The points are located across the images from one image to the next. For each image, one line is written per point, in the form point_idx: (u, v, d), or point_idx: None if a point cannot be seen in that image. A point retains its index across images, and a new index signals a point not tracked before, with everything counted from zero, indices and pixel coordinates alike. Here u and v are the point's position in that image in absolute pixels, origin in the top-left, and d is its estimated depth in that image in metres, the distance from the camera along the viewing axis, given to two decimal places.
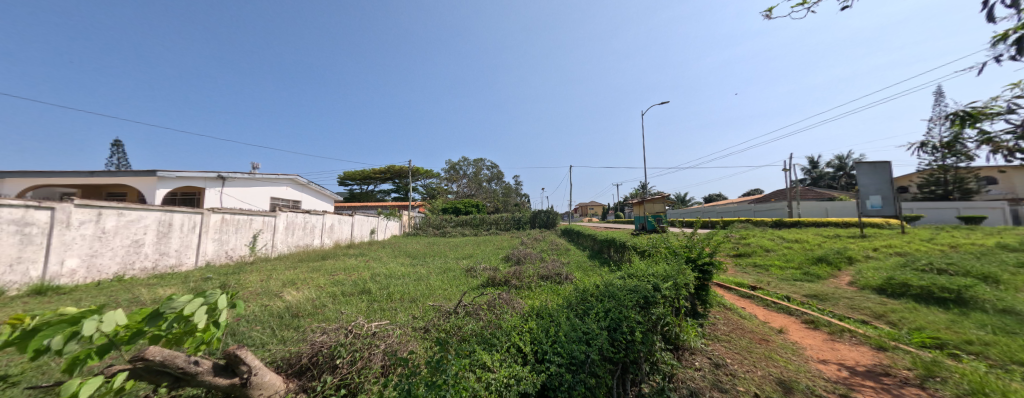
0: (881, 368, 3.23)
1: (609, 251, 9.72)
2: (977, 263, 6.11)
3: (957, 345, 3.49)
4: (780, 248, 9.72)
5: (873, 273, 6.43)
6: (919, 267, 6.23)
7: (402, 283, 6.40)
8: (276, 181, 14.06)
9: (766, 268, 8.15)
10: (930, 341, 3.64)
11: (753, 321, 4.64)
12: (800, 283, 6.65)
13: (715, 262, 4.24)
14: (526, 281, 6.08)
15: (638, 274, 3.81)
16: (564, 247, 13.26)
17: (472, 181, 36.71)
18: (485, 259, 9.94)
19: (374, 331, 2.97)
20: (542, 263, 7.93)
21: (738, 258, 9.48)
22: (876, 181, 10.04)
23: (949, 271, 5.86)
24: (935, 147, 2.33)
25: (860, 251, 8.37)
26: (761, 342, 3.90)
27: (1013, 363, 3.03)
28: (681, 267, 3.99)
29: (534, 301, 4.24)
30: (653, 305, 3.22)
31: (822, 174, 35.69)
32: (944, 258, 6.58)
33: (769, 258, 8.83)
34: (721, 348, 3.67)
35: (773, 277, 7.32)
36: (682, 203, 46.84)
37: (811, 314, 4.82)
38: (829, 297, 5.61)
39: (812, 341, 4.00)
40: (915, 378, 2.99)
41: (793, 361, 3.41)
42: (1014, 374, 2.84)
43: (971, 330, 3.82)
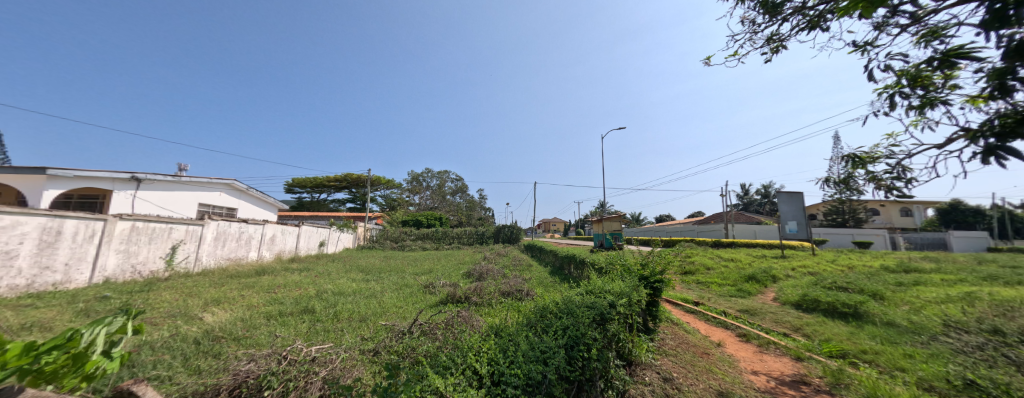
0: (800, 377, 3.61)
1: (569, 267, 9.97)
2: (869, 282, 7.20)
3: (856, 354, 4.05)
4: (719, 266, 10.65)
5: (792, 290, 7.29)
6: (827, 285, 7.18)
7: (351, 300, 5.92)
8: (208, 185, 12.55)
9: (708, 285, 8.87)
10: (836, 350, 4.18)
11: (696, 335, 4.97)
12: (734, 299, 7.33)
13: (665, 280, 4.51)
14: (487, 298, 5.97)
15: (594, 291, 3.90)
16: (526, 262, 13.32)
17: (435, 194, 35.75)
18: (444, 275, 9.62)
19: (314, 356, 2.69)
20: (503, 280, 7.86)
21: (684, 275, 10.21)
22: (793, 208, 11.58)
23: (848, 288, 6.84)
24: (835, 182, 2.76)
25: (782, 270, 9.45)
26: (703, 355, 4.18)
27: (896, 369, 3.57)
28: (635, 285, 4.20)
29: (493, 318, 4.17)
30: (609, 322, 3.33)
31: (752, 201, 40.28)
32: (845, 277, 7.67)
33: (710, 276, 9.63)
34: (668, 362, 3.85)
35: (713, 293, 7.98)
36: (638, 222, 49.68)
37: (744, 328, 5.30)
38: (758, 311, 6.24)
39: (745, 353, 4.38)
40: (823, 384, 3.42)
41: (729, 374, 3.69)
42: (896, 378, 3.34)
43: (865, 340, 4.46)
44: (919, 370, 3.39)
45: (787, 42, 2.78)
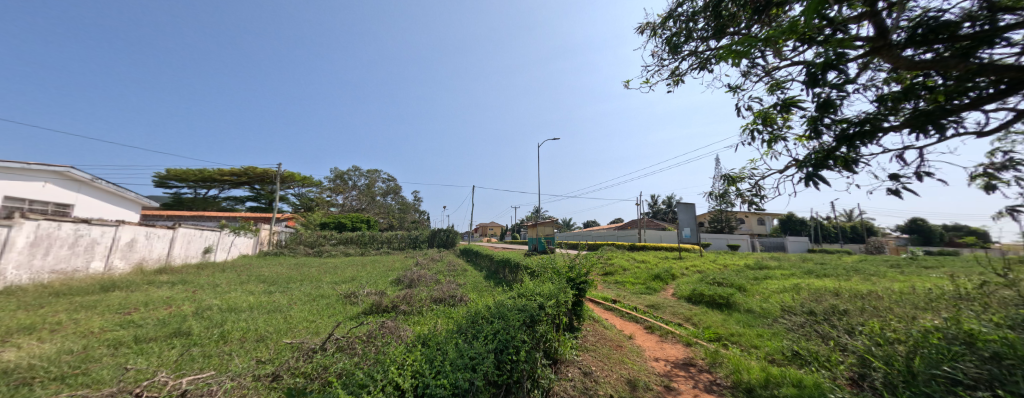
0: (689, 360, 4.27)
1: (503, 271, 10.10)
2: (738, 278, 8.91)
3: (727, 337, 4.96)
4: (632, 267, 12.00)
5: (686, 286, 8.61)
6: (710, 280, 8.67)
7: (248, 317, 5.03)
8: (23, 171, 9.34)
9: (623, 284, 9.91)
10: (714, 335, 5.06)
11: (612, 330, 5.50)
12: (643, 296, 8.33)
13: (589, 281, 4.89)
14: (417, 306, 5.67)
15: (525, 294, 4.01)
16: (459, 267, 13.09)
17: (363, 194, 32.58)
18: (369, 283, 8.86)
19: (187, 390, 2.20)
20: (435, 286, 7.58)
21: (605, 276, 11.24)
22: (688, 217, 13.71)
23: (724, 283, 8.36)
24: (716, 196, 3.38)
25: (679, 269, 11.09)
26: (617, 348, 4.63)
27: (752, 346, 4.48)
28: (563, 286, 4.45)
29: (422, 327, 3.98)
30: (537, 323, 3.46)
31: (659, 210, 46.50)
32: (723, 274, 9.37)
33: (625, 276, 10.77)
34: (588, 357, 4.15)
35: (627, 291, 8.95)
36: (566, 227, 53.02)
37: (649, 321, 6.06)
38: (660, 305, 7.20)
39: (649, 343, 5.00)
40: (704, 363, 4.10)
41: (637, 363, 4.16)
42: (752, 353, 4.20)
43: (734, 325, 5.50)
44: (764, 346, 4.32)
45: (685, 77, 3.31)
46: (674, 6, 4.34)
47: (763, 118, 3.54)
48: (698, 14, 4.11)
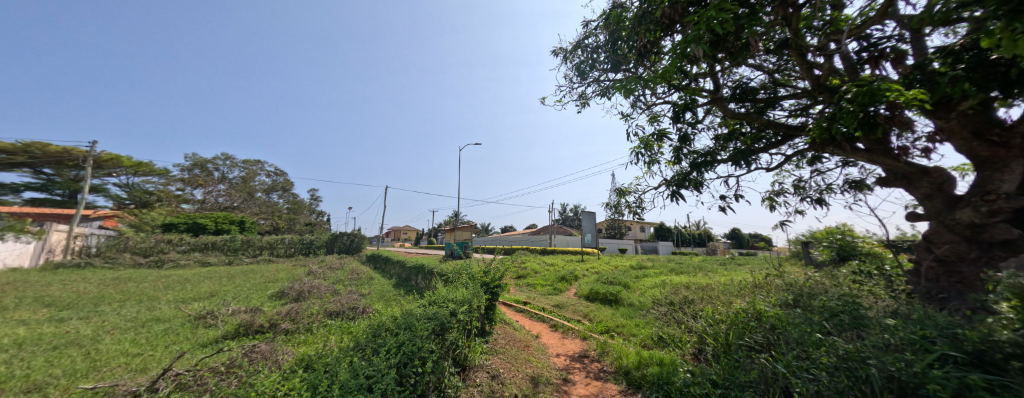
0: (585, 352, 4.73)
1: (415, 278, 9.58)
2: (626, 277, 10.37)
3: (615, 328, 5.69)
4: (542, 270, 12.80)
5: (586, 285, 9.59)
6: (605, 280, 9.86)
7: (27, 360, 3.57)
8: None
9: (533, 286, 10.47)
10: (605, 328, 5.75)
11: (521, 331, 5.73)
12: (550, 296, 8.96)
13: (502, 284, 5.00)
14: (305, 323, 4.91)
15: (438, 301, 3.86)
16: (364, 275, 11.91)
17: (236, 189, 26.16)
18: (242, 299, 7.32)
19: None
20: (331, 298, 6.71)
21: (518, 279, 11.70)
22: (591, 223, 15.39)
23: (616, 281, 9.61)
24: (613, 205, 4.11)
25: (581, 271, 12.29)
26: (524, 348, 4.84)
27: (633, 335, 5.25)
28: (476, 291, 4.44)
29: (309, 347, 3.44)
30: (447, 331, 3.37)
31: (568, 217, 50.92)
32: (615, 274, 10.75)
33: (536, 278, 11.41)
34: (497, 360, 4.19)
35: (537, 293, 9.48)
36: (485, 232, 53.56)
37: (554, 319, 6.53)
38: (565, 305, 7.84)
39: (552, 341, 5.38)
40: (595, 354, 4.59)
41: (542, 360, 4.41)
42: (633, 340, 4.91)
43: (621, 318, 6.35)
44: (640, 334, 5.10)
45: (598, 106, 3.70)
46: (582, 37, 4.89)
47: (645, 143, 4.28)
48: (600, 48, 4.72)
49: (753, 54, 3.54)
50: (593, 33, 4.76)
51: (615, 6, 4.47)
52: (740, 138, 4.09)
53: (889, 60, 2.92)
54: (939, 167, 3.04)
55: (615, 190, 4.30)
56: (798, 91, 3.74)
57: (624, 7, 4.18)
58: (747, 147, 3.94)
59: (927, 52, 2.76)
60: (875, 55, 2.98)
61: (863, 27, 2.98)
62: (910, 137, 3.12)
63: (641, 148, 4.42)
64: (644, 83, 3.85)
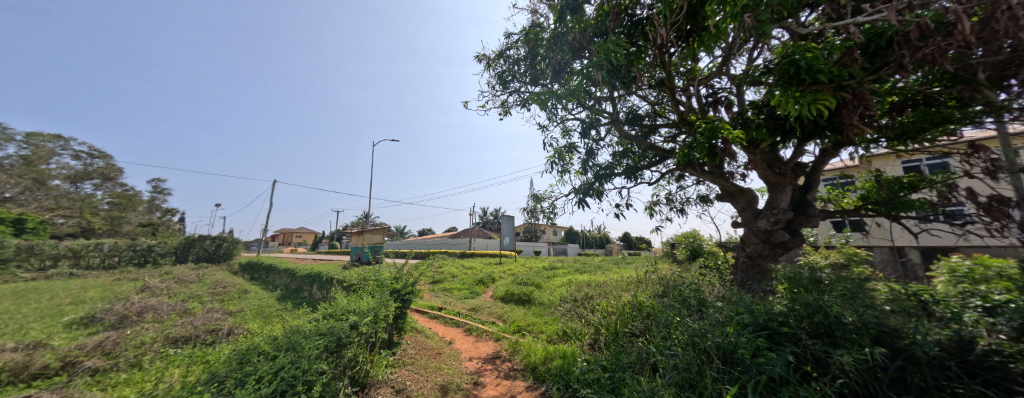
0: (497, 353, 4.83)
1: (310, 288, 8.35)
2: (539, 277, 11.02)
3: (526, 327, 5.97)
4: (460, 274, 12.65)
5: (502, 287, 9.84)
6: (520, 281, 10.29)
7: None
8: None
9: (450, 291, 10.23)
10: (517, 327, 5.98)
11: (433, 339, 5.52)
12: (466, 300, 8.89)
13: (415, 290, 4.74)
14: (142, 357, 3.77)
15: (336, 314, 3.45)
16: (241, 288, 9.84)
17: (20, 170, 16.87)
18: (31, 330, 5.22)
19: None
20: (189, 319, 5.34)
21: (433, 284, 11.30)
22: (509, 227, 15.91)
23: (530, 282, 10.13)
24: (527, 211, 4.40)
25: (499, 273, 12.57)
26: (436, 356, 4.67)
27: (541, 332, 5.59)
28: (384, 300, 4.10)
29: (143, 389, 2.64)
30: (345, 347, 3.04)
31: (488, 220, 51.62)
32: (530, 275, 11.31)
33: (453, 283, 11.20)
34: (404, 372, 3.93)
35: (453, 298, 9.30)
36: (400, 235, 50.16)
37: (469, 323, 6.50)
38: (480, 308, 7.87)
39: (466, 345, 5.35)
40: (506, 354, 4.74)
41: (453, 366, 4.32)
42: (541, 337, 5.22)
43: (532, 317, 6.70)
44: (547, 330, 5.46)
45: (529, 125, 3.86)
46: (503, 48, 5.07)
47: (558, 154, 4.64)
48: (520, 61, 4.96)
49: (640, 87, 4.21)
50: (514, 46, 4.98)
51: (533, 24, 4.76)
52: (630, 156, 4.81)
53: (724, 106, 3.84)
54: (748, 188, 4.11)
55: (531, 196, 4.55)
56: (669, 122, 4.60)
57: (541, 27, 4.49)
58: (636, 163, 4.65)
59: (745, 102, 3.72)
60: (715, 100, 3.87)
61: (709, 77, 3.85)
62: (734, 165, 4.15)
63: (555, 157, 4.78)
64: (557, 98, 4.19)
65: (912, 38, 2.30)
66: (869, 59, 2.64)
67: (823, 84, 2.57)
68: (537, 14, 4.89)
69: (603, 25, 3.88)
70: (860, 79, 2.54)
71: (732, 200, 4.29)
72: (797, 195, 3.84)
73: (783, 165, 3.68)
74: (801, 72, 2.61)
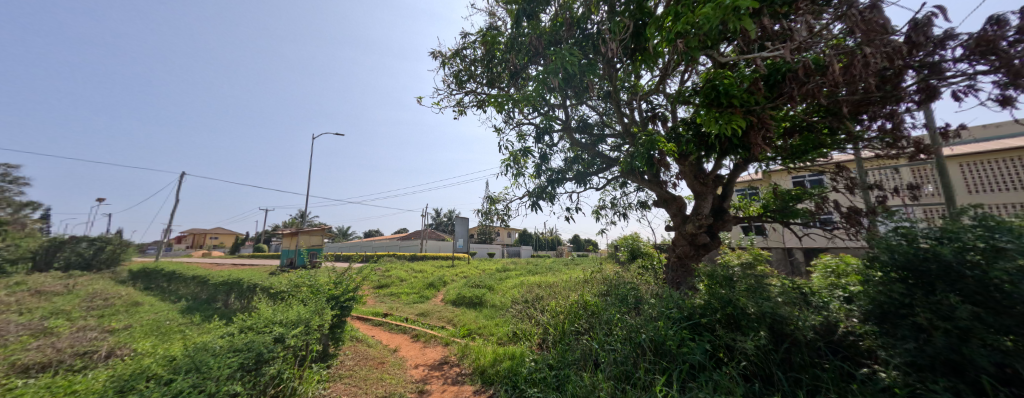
0: (444, 359, 4.70)
1: (229, 298, 7.32)
2: (490, 280, 11.00)
3: (476, 330, 5.91)
4: (410, 277, 12.14)
5: (454, 290, 9.64)
6: (472, 284, 10.17)
7: None
8: None
9: (397, 296, 9.73)
10: (467, 331, 5.89)
11: (376, 347, 5.19)
12: (415, 305, 8.54)
13: (356, 296, 4.42)
14: None
15: (257, 327, 3.04)
16: (136, 299, 8.29)
17: None
18: None
19: None
20: (60, 338, 4.35)
21: (378, 289, 10.67)
22: (463, 228, 15.70)
23: (482, 284, 10.07)
24: (482, 213, 4.40)
25: (451, 276, 12.30)
26: (378, 366, 4.40)
27: (489, 334, 5.58)
28: (319, 307, 3.75)
29: None
30: (268, 362, 2.73)
31: (441, 221, 50.28)
32: (482, 278, 11.24)
33: (402, 287, 10.70)
34: (340, 386, 3.64)
35: (400, 303, 8.86)
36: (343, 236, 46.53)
37: (416, 329, 6.23)
38: (429, 312, 7.61)
39: (412, 352, 5.12)
40: (455, 359, 4.63)
41: (396, 375, 4.10)
42: (490, 340, 5.20)
43: (482, 319, 6.66)
44: (497, 332, 5.46)
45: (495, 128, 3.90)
46: (460, 47, 5.00)
47: (514, 157, 4.70)
48: (477, 62, 4.93)
49: (590, 98, 4.45)
50: (471, 46, 4.94)
51: (491, 26, 4.76)
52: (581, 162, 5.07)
53: (660, 120, 4.23)
54: (677, 196, 4.58)
55: (487, 198, 4.53)
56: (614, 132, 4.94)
57: (498, 30, 4.52)
58: (585, 169, 4.90)
59: (677, 119, 4.13)
60: (654, 116, 4.26)
61: (650, 94, 4.21)
62: (668, 174, 4.58)
63: (510, 160, 4.83)
64: (512, 102, 4.24)
65: (798, 75, 2.76)
66: (769, 89, 3.11)
67: (736, 107, 2.99)
68: (495, 17, 4.91)
69: (557, 35, 4.04)
70: (762, 106, 2.99)
71: (665, 206, 4.73)
72: (715, 203, 4.38)
73: (705, 175, 4.16)
74: (720, 96, 3.00)
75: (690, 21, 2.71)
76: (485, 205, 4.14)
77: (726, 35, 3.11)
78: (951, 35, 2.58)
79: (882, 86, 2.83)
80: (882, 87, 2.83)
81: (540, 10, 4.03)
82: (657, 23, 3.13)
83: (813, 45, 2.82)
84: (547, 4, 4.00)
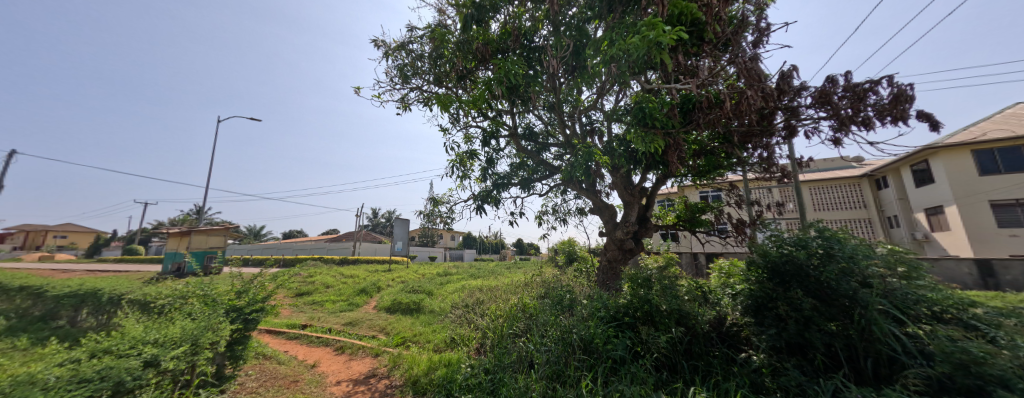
0: (372, 372, 4.35)
1: (83, 313, 5.77)
2: (429, 284, 10.57)
3: (411, 338, 5.61)
4: (337, 283, 11.08)
5: (388, 296, 9.04)
6: (409, 289, 9.66)
7: None
8: None
9: (320, 304, 8.77)
10: (400, 339, 5.56)
11: (290, 364, 4.59)
12: (342, 314, 7.78)
13: (266, 307, 3.84)
14: None
15: (117, 350, 2.30)
16: None
17: None
18: None
19: None
20: None
21: (297, 297, 9.50)
22: (402, 231, 14.88)
23: (420, 289, 9.62)
24: (423, 214, 4.24)
25: (385, 281, 11.53)
26: (292, 385, 3.89)
27: (424, 342, 5.34)
28: (217, 320, 3.17)
29: None
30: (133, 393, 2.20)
31: (377, 223, 46.88)
32: (420, 283, 10.73)
33: (327, 294, 9.69)
34: None
35: (324, 312, 7.99)
36: (255, 237, 40.45)
37: (341, 340, 5.68)
38: (358, 321, 7.01)
39: (334, 366, 4.65)
40: (384, 370, 4.32)
41: (313, 394, 3.66)
42: (424, 348, 4.98)
43: (417, 326, 6.35)
44: (434, 339, 5.26)
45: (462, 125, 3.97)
46: (406, 40, 4.77)
47: (459, 159, 4.63)
48: (424, 58, 4.74)
49: (535, 107, 4.60)
50: (418, 41, 4.75)
51: (440, 24, 4.64)
52: (526, 168, 5.23)
53: (597, 134, 4.58)
54: (609, 205, 5.00)
55: (430, 199, 4.36)
56: (556, 142, 5.20)
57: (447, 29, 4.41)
58: (530, 176, 5.06)
59: (611, 134, 4.53)
60: (591, 130, 4.61)
61: (589, 109, 4.53)
62: (602, 184, 4.97)
63: (455, 162, 4.74)
64: (459, 104, 4.18)
65: (704, 106, 3.24)
66: (683, 115, 3.59)
67: (657, 129, 3.40)
68: (444, 15, 4.79)
69: (506, 43, 4.11)
70: (677, 129, 3.44)
71: (599, 213, 5.11)
72: (641, 212, 4.88)
73: (633, 187, 4.63)
74: (645, 118, 3.39)
75: (622, 48, 3.00)
76: (427, 206, 4.01)
77: (650, 65, 3.51)
78: (804, 86, 3.27)
79: (761, 122, 3.46)
80: (761, 122, 3.47)
81: (490, 16, 4.06)
82: (595, 45, 3.39)
83: (715, 82, 3.34)
84: (496, 11, 4.05)
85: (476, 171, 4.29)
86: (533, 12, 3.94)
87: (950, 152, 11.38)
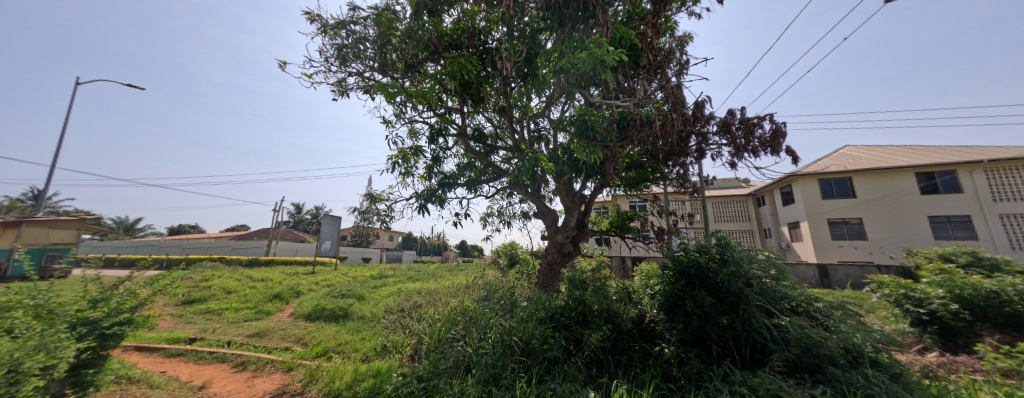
0: (281, 389, 3.82)
1: None
2: (359, 288, 9.73)
3: (333, 348, 5.09)
4: (243, 288, 9.57)
5: (309, 302, 8.10)
6: (335, 294, 8.80)
7: None
8: None
9: (218, 313, 7.47)
10: (321, 350, 5.00)
11: (169, 386, 3.82)
12: (247, 323, 6.73)
13: (138, 317, 3.13)
14: None
15: None
16: None
17: None
18: None
19: None
20: None
21: (186, 306, 7.94)
22: (331, 228, 13.51)
23: (348, 294, 8.82)
24: (359, 211, 3.92)
25: (306, 285, 10.31)
26: None
27: (349, 351, 4.88)
28: (64, 336, 2.47)
29: None
30: None
31: (300, 219, 41.80)
32: (347, 286, 9.81)
33: (227, 301, 8.29)
34: None
35: (222, 322, 6.82)
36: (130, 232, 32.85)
37: (244, 355, 4.90)
38: (268, 332, 6.14)
39: (232, 386, 3.98)
40: (298, 386, 3.83)
41: None
42: (348, 358, 4.54)
43: (342, 335, 5.78)
44: (362, 348, 4.85)
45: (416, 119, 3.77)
46: (347, 19, 4.37)
47: (402, 154, 4.38)
48: (368, 41, 4.40)
49: (485, 109, 4.58)
50: (360, 22, 4.39)
51: (387, 8, 4.33)
52: (473, 169, 5.15)
53: (544, 142, 4.76)
54: (551, 211, 5.21)
55: (367, 195, 4.02)
56: (504, 146, 5.26)
57: (395, 15, 4.14)
58: (477, 177, 5.03)
59: (556, 142, 4.74)
60: (538, 137, 4.78)
61: (537, 115, 4.69)
62: (546, 190, 5.17)
63: (398, 158, 4.48)
64: (405, 95, 3.96)
65: (638, 124, 3.58)
66: (620, 130, 3.92)
67: (596, 141, 3.66)
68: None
69: (459, 39, 4.03)
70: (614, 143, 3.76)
71: (541, 217, 5.30)
72: (579, 217, 5.18)
73: (573, 194, 4.91)
74: (587, 130, 3.63)
75: (571, 61, 3.15)
76: (363, 203, 3.71)
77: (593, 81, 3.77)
78: (712, 115, 3.84)
79: (680, 143, 3.95)
80: (680, 143, 3.96)
81: (442, 9, 3.94)
82: (546, 56, 3.53)
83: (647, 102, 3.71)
84: (449, 6, 3.96)
85: (417, 170, 4.10)
86: (487, 14, 3.96)
87: (805, 179, 14.35)
